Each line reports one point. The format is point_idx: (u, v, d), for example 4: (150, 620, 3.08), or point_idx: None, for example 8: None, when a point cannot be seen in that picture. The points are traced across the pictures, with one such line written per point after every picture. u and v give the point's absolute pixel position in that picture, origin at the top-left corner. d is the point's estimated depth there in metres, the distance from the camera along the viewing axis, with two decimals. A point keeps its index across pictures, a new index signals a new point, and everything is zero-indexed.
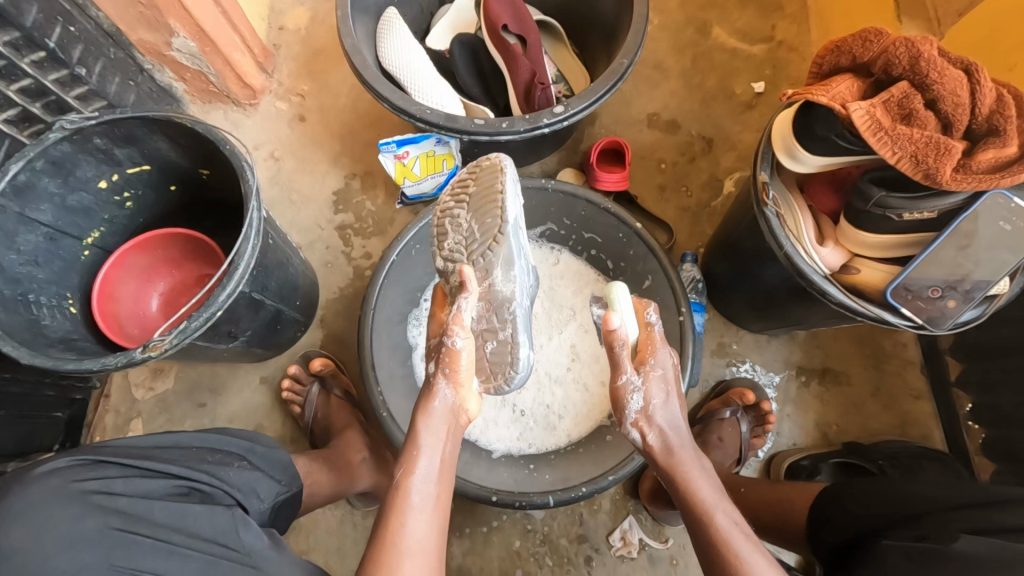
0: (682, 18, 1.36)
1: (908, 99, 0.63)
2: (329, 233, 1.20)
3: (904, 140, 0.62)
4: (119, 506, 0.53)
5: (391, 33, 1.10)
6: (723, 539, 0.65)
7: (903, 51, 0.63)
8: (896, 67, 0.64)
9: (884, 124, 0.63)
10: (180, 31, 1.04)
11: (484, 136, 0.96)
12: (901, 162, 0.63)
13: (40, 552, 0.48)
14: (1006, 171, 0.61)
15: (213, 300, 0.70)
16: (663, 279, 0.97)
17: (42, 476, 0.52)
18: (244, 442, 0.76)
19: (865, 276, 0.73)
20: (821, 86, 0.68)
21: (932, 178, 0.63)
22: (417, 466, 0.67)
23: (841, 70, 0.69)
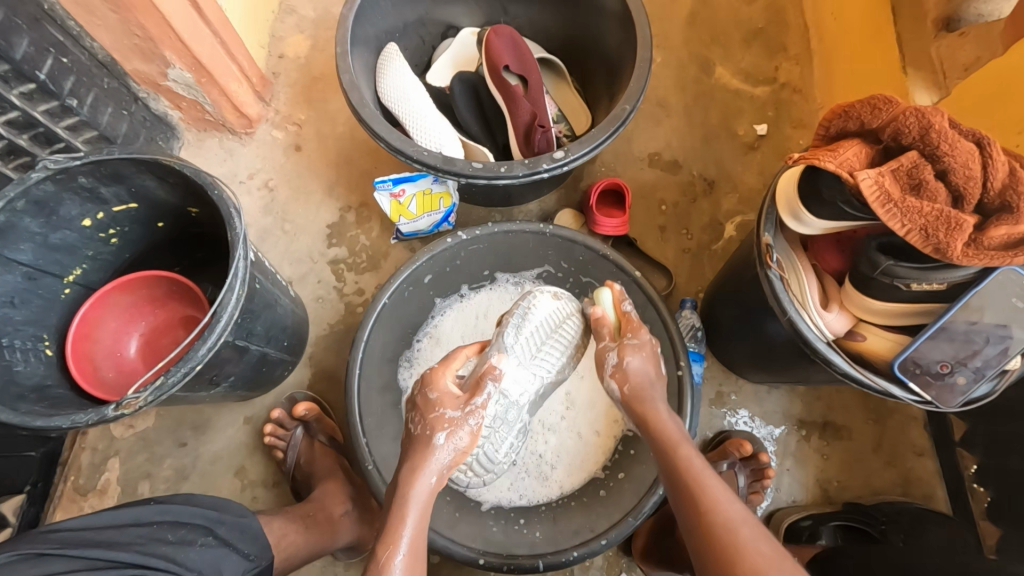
0: (686, 56, 1.36)
1: (918, 170, 0.61)
2: (321, 267, 1.18)
3: (914, 213, 0.60)
4: None
5: (391, 69, 1.08)
6: (687, 467, 0.68)
7: (913, 121, 0.61)
8: (905, 136, 0.62)
9: (894, 194, 0.61)
10: (176, 62, 1.02)
11: (482, 179, 0.94)
12: (911, 234, 0.61)
13: None
14: (1018, 249, 0.59)
15: (193, 354, 0.68)
16: (662, 329, 0.95)
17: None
18: (215, 511, 0.73)
19: (870, 343, 0.71)
20: (828, 151, 0.66)
21: (942, 252, 0.61)
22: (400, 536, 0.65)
23: (848, 135, 0.67)
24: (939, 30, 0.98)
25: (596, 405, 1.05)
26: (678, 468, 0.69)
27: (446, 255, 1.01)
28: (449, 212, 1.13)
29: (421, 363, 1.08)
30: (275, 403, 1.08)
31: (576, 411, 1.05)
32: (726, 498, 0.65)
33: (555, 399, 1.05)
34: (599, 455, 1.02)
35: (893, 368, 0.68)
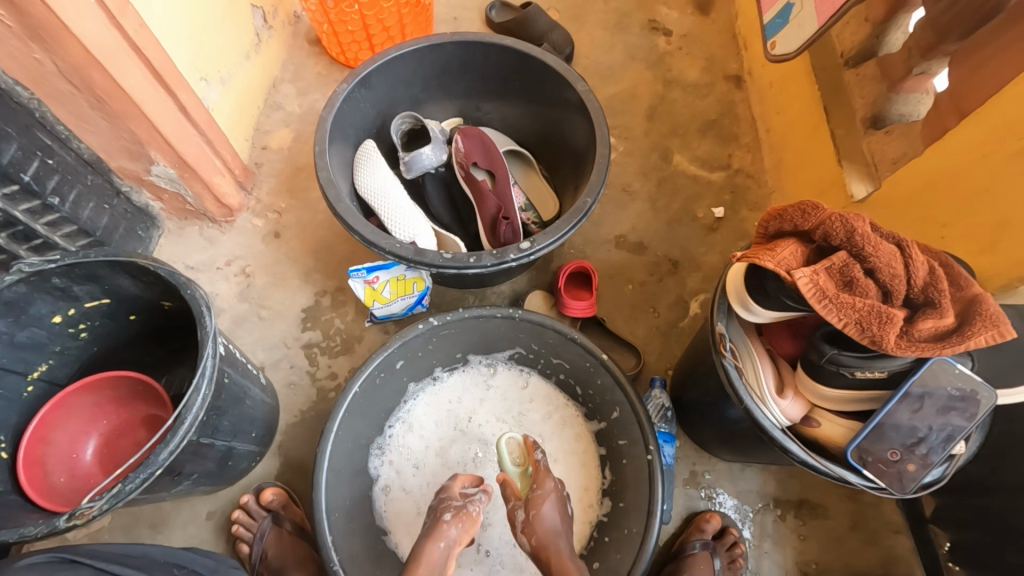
0: (646, 145, 1.46)
1: (848, 268, 0.66)
2: (295, 352, 1.18)
3: (848, 308, 0.65)
4: None
5: (367, 164, 1.15)
6: None
7: (839, 225, 0.67)
8: (834, 238, 0.68)
9: (828, 291, 0.66)
10: (160, 160, 1.08)
11: (452, 269, 0.98)
12: (848, 328, 0.65)
13: None
14: (946, 341, 0.64)
15: (153, 459, 0.67)
16: (630, 412, 0.96)
17: (23, 566, 0.58)
18: (210, 560, 0.77)
19: (825, 430, 0.73)
20: (767, 250, 0.71)
21: (878, 344, 0.65)
22: None
23: (785, 234, 0.73)
24: (869, 127, 1.09)
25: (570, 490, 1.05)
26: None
27: (418, 340, 1.01)
28: (423, 295, 1.16)
29: (393, 449, 1.06)
30: (241, 496, 1.04)
31: None
32: None
33: None
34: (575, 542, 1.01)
35: (848, 456, 0.69)
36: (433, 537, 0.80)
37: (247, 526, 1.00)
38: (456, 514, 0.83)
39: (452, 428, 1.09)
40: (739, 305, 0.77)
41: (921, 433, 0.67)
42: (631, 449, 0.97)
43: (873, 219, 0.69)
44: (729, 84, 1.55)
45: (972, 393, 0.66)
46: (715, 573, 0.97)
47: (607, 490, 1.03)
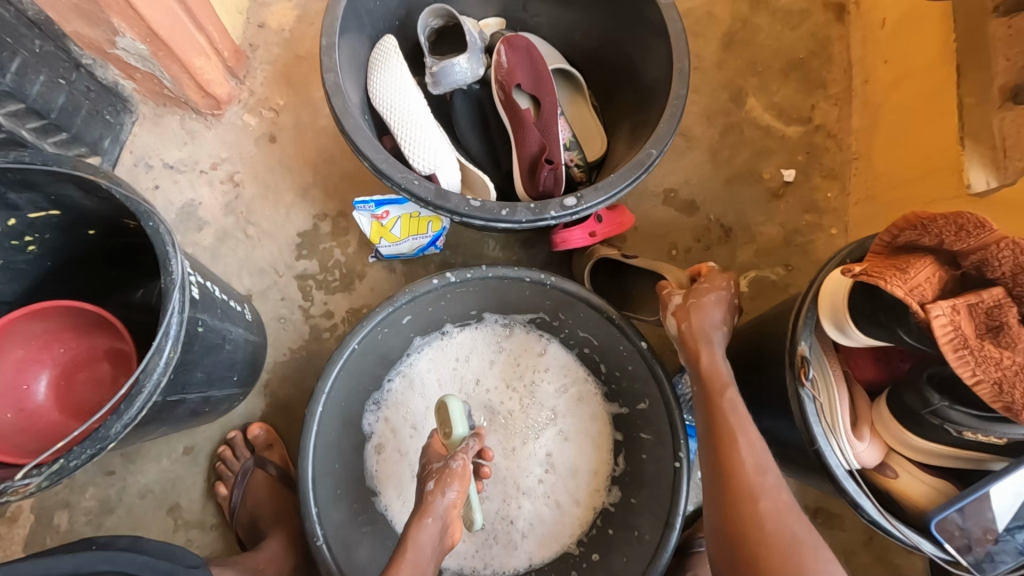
0: (717, 81, 1.22)
1: (1000, 311, 0.51)
2: (287, 282, 1.04)
3: (989, 363, 0.51)
4: None
5: (384, 66, 0.93)
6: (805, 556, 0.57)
7: (1007, 255, 0.51)
8: (993, 269, 0.52)
9: (968, 339, 0.51)
10: (126, 31, 0.86)
11: (479, 220, 0.81)
12: (980, 386, 0.52)
13: None
14: None
15: (105, 433, 0.55)
16: (663, 410, 0.86)
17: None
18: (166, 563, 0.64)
19: (902, 484, 0.62)
20: (896, 269, 0.55)
21: (1012, 411, 0.52)
22: None
23: (918, 248, 0.56)
24: (1006, 100, 0.84)
25: (577, 472, 0.99)
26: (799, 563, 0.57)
27: (430, 296, 0.88)
28: (438, 236, 1.00)
29: (392, 405, 0.96)
30: (222, 434, 0.96)
31: (555, 475, 0.99)
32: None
33: (533, 460, 0.99)
34: (575, 526, 0.96)
35: (930, 525, 0.58)
36: (420, 515, 0.70)
37: (228, 468, 0.92)
38: (439, 481, 0.72)
39: (456, 389, 0.99)
40: (837, 324, 0.62)
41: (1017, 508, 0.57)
42: (654, 447, 0.90)
43: None
44: (829, 14, 1.26)
45: None
46: None
47: (617, 478, 0.98)
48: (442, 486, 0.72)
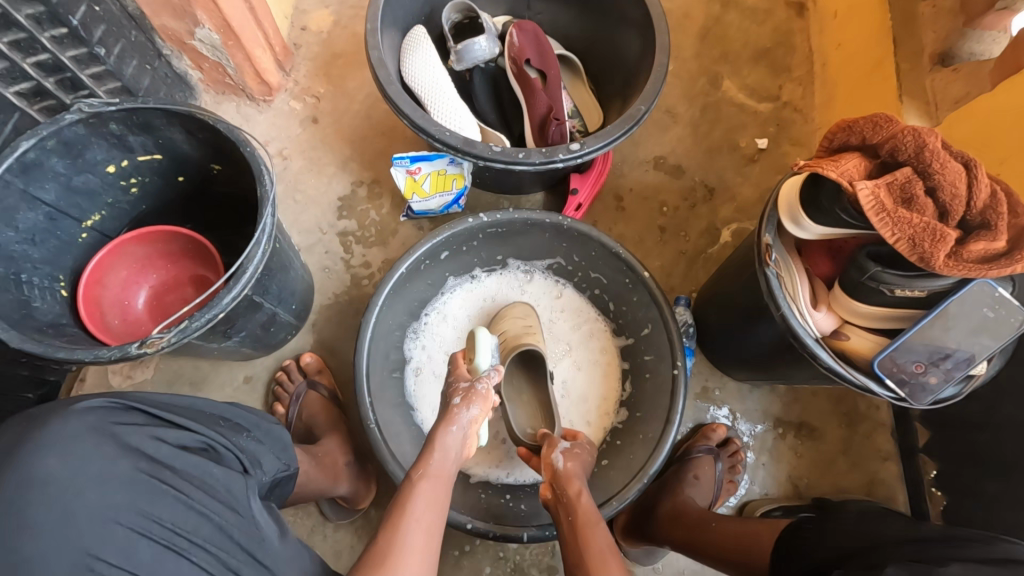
0: (696, 68, 1.41)
1: (910, 184, 0.67)
2: (330, 238, 1.20)
3: (904, 223, 0.66)
4: (150, 453, 0.52)
5: (415, 50, 1.11)
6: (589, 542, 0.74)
7: (910, 140, 0.67)
8: (902, 153, 0.68)
9: (887, 206, 0.67)
10: (205, 22, 1.04)
11: (500, 164, 0.98)
12: (899, 243, 0.66)
13: (72, 486, 0.46)
14: (995, 263, 0.65)
15: (217, 302, 0.71)
16: (662, 328, 1.00)
17: (80, 412, 0.51)
18: (252, 416, 0.73)
19: (854, 343, 0.77)
20: (831, 161, 0.72)
21: (925, 261, 0.66)
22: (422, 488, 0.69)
23: (849, 148, 0.74)
24: (934, 64, 1.05)
25: (589, 399, 1.11)
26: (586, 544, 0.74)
27: (464, 233, 1.04)
28: (461, 194, 1.16)
29: (425, 335, 1.12)
30: (276, 366, 1.10)
31: (570, 401, 1.11)
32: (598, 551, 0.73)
33: (552, 389, 1.11)
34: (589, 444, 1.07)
35: (874, 365, 0.73)
36: (446, 422, 0.75)
37: (284, 390, 1.05)
38: (466, 396, 0.78)
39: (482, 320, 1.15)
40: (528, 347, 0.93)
41: (949, 348, 0.70)
42: (656, 364, 1.02)
43: (944, 138, 0.68)
44: (790, 11, 1.47)
45: (1006, 317, 0.69)
46: (714, 476, 1.05)
47: (624, 401, 1.09)
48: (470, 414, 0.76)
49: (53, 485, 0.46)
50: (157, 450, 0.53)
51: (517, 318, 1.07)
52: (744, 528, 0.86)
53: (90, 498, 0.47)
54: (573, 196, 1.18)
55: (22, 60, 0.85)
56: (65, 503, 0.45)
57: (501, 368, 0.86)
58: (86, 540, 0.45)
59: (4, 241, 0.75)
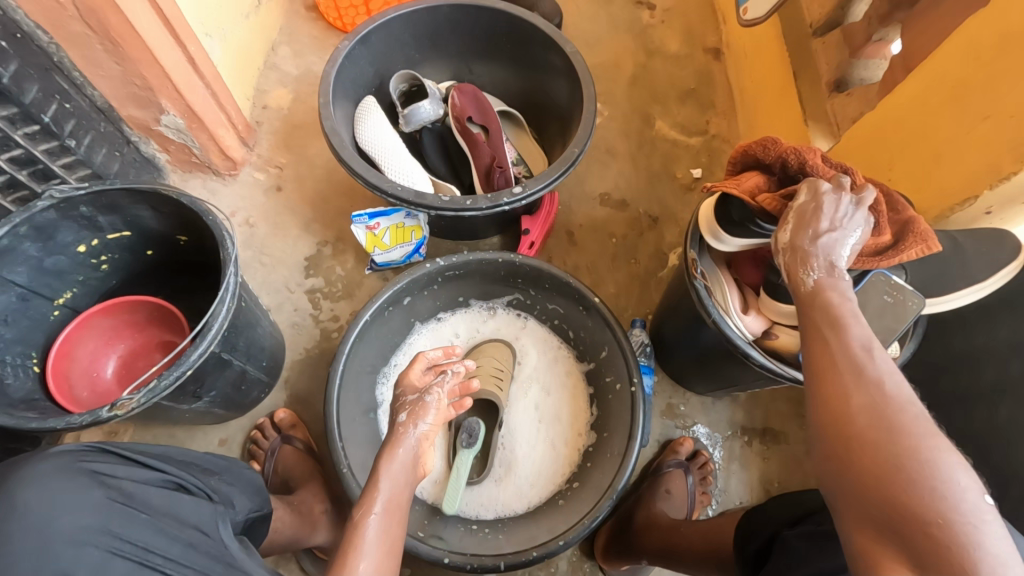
0: (629, 111, 1.55)
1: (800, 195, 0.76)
2: (298, 296, 1.25)
3: None
4: (122, 487, 0.57)
5: (367, 117, 1.21)
6: (874, 419, 0.50)
7: (794, 157, 0.77)
8: (791, 168, 0.78)
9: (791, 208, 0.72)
10: (170, 109, 1.13)
11: (449, 211, 1.06)
12: None
13: (50, 514, 0.51)
14: (884, 256, 0.73)
15: (185, 359, 0.76)
16: (617, 349, 1.06)
17: (53, 454, 0.55)
18: (222, 460, 0.76)
19: (782, 341, 0.84)
20: (734, 181, 0.82)
21: None
22: (375, 504, 0.67)
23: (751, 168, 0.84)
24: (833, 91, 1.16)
25: (562, 421, 1.14)
26: (864, 422, 0.51)
27: (424, 278, 1.11)
28: (420, 243, 1.24)
29: (396, 375, 1.17)
30: (252, 425, 1.12)
31: (544, 426, 1.14)
32: (873, 379, 0.53)
33: (525, 417, 1.15)
34: (565, 469, 1.09)
35: None
36: (391, 446, 0.72)
37: (260, 447, 1.07)
38: (413, 414, 0.75)
39: None
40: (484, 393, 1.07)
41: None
42: (617, 383, 1.07)
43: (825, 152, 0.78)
44: (707, 55, 1.63)
45: (904, 300, 0.77)
46: (686, 488, 1.08)
47: (593, 422, 1.12)
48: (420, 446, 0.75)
49: (31, 516, 0.50)
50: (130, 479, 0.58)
51: (495, 360, 1.14)
52: (708, 525, 0.91)
53: (72, 524, 0.51)
54: (526, 235, 1.26)
55: None
56: (42, 529, 0.50)
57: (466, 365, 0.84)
58: (61, 560, 0.49)
59: None
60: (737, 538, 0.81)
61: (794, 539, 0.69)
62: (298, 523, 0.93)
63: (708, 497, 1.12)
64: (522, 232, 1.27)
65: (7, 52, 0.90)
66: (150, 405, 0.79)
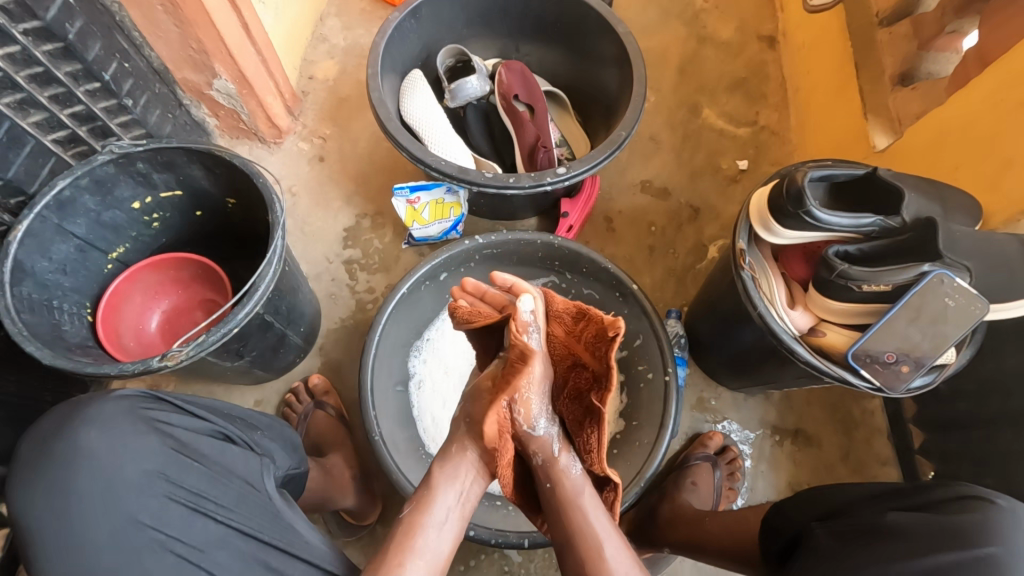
0: (676, 98, 1.51)
1: None
2: (336, 267, 1.27)
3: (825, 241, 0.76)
4: (174, 433, 0.64)
5: (413, 91, 1.21)
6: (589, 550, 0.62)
7: None
8: None
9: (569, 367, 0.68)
10: (222, 74, 1.14)
11: (492, 188, 1.05)
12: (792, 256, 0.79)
13: (113, 453, 0.59)
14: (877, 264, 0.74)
15: (232, 317, 0.78)
16: (653, 338, 1.05)
17: (117, 399, 0.64)
18: (266, 417, 0.80)
19: (829, 339, 0.81)
20: None
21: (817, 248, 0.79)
22: (433, 508, 0.63)
23: None
24: (895, 84, 1.10)
25: None
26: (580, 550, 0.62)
27: (462, 254, 1.12)
28: (458, 221, 1.24)
29: (428, 350, 1.18)
30: (286, 388, 1.15)
31: None
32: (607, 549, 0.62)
33: None
34: None
35: (848, 358, 0.78)
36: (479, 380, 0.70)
37: (294, 410, 1.10)
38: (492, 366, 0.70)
39: None
40: None
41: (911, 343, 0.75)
42: (650, 373, 1.06)
43: None
44: (762, 44, 1.57)
45: (966, 304, 0.73)
46: (713, 482, 1.07)
47: (623, 410, 1.11)
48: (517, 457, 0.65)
49: (97, 453, 0.59)
50: (181, 429, 0.65)
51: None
52: (731, 518, 0.89)
53: (129, 463, 0.59)
54: (565, 218, 1.24)
55: (60, 111, 0.95)
56: (107, 467, 0.58)
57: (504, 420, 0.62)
58: (128, 502, 0.57)
59: (39, 271, 0.83)
60: (762, 536, 0.80)
61: (826, 534, 0.67)
62: (329, 486, 0.95)
63: (735, 493, 1.11)
64: (561, 215, 1.25)
65: (74, 9, 0.93)
66: (197, 359, 0.81)
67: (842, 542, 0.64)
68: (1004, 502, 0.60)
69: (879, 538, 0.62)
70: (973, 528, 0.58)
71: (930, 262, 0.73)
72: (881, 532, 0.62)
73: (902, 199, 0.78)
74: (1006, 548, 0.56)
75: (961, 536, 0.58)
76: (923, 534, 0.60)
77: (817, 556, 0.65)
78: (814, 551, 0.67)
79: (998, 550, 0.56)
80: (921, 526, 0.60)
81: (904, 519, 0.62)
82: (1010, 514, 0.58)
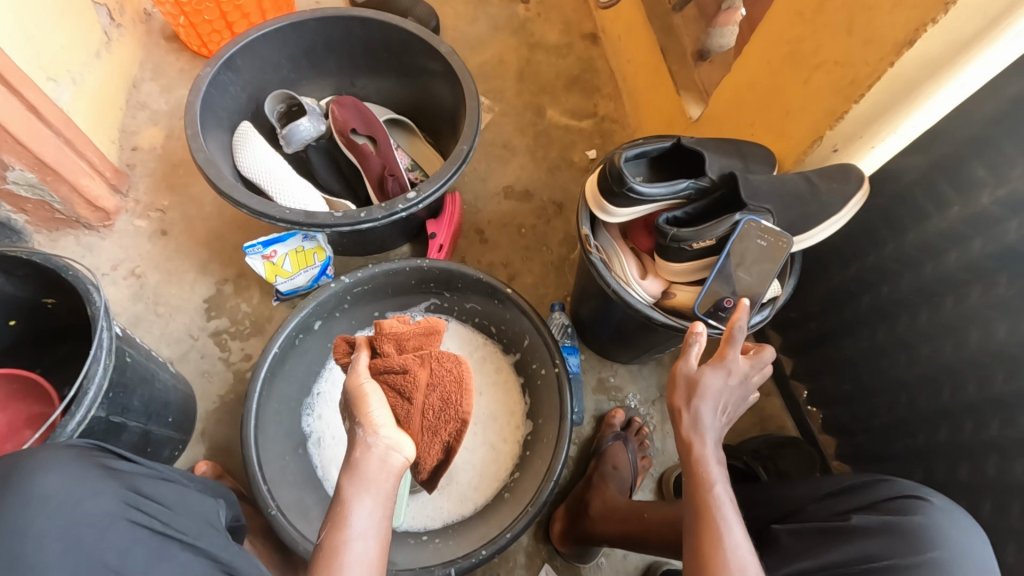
0: (520, 104, 1.58)
1: None
2: (203, 342, 1.17)
3: None
4: (126, 477, 0.59)
5: (245, 144, 1.16)
6: (692, 452, 0.69)
7: None
8: None
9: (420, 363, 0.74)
10: (16, 164, 1.03)
11: (345, 227, 1.02)
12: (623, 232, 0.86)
13: (68, 501, 0.53)
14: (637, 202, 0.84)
15: (62, 430, 0.68)
16: (537, 335, 1.08)
17: (57, 448, 0.58)
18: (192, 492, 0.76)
19: (680, 298, 0.88)
20: None
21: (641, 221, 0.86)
22: (353, 516, 0.60)
23: None
24: (698, 60, 1.24)
25: (498, 416, 1.14)
26: (690, 458, 0.69)
27: (332, 299, 1.08)
28: (325, 265, 1.20)
29: (322, 405, 1.10)
30: None
31: (479, 425, 1.14)
32: (710, 448, 0.69)
33: None
34: (510, 460, 1.10)
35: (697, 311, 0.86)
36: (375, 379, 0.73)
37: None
38: (379, 378, 0.73)
39: None
40: None
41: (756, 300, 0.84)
42: (542, 368, 1.08)
43: None
44: (585, 42, 1.69)
45: (774, 242, 0.82)
46: (630, 460, 1.11)
47: (528, 409, 1.13)
48: (361, 404, 0.68)
49: (52, 501, 0.52)
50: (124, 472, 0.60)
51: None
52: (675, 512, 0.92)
53: (88, 508, 0.53)
54: (433, 239, 1.25)
55: None
56: (64, 516, 0.51)
57: (363, 373, 0.73)
58: (96, 545, 0.51)
59: None
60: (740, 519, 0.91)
61: (786, 534, 0.76)
62: None
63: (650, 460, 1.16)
64: (429, 237, 1.25)
65: None
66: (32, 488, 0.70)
67: (804, 543, 0.73)
68: (937, 500, 0.72)
69: (839, 539, 0.71)
70: (920, 531, 0.68)
71: (743, 211, 0.82)
72: (843, 534, 0.71)
73: (706, 160, 0.86)
74: (945, 548, 0.67)
75: (912, 540, 0.68)
76: (876, 533, 0.70)
77: (778, 555, 0.75)
78: (775, 550, 0.76)
79: (938, 551, 0.66)
80: (875, 528, 0.70)
81: (859, 521, 0.72)
82: (944, 510, 0.70)
